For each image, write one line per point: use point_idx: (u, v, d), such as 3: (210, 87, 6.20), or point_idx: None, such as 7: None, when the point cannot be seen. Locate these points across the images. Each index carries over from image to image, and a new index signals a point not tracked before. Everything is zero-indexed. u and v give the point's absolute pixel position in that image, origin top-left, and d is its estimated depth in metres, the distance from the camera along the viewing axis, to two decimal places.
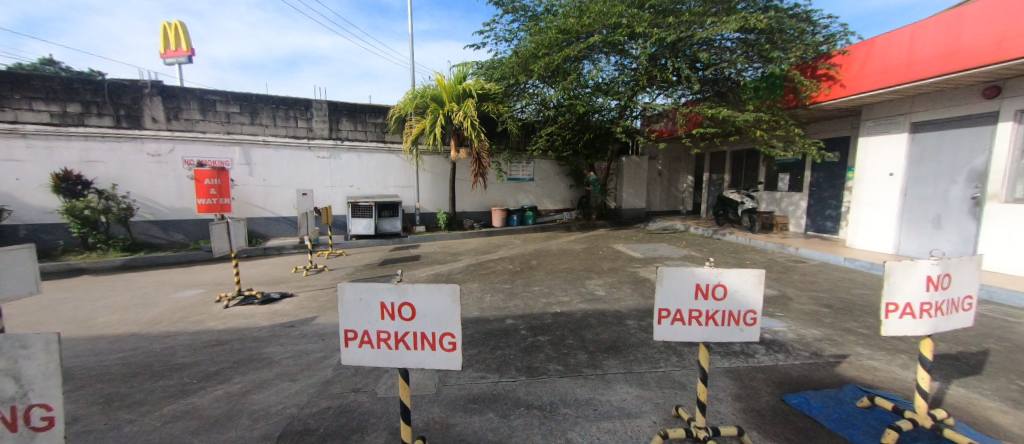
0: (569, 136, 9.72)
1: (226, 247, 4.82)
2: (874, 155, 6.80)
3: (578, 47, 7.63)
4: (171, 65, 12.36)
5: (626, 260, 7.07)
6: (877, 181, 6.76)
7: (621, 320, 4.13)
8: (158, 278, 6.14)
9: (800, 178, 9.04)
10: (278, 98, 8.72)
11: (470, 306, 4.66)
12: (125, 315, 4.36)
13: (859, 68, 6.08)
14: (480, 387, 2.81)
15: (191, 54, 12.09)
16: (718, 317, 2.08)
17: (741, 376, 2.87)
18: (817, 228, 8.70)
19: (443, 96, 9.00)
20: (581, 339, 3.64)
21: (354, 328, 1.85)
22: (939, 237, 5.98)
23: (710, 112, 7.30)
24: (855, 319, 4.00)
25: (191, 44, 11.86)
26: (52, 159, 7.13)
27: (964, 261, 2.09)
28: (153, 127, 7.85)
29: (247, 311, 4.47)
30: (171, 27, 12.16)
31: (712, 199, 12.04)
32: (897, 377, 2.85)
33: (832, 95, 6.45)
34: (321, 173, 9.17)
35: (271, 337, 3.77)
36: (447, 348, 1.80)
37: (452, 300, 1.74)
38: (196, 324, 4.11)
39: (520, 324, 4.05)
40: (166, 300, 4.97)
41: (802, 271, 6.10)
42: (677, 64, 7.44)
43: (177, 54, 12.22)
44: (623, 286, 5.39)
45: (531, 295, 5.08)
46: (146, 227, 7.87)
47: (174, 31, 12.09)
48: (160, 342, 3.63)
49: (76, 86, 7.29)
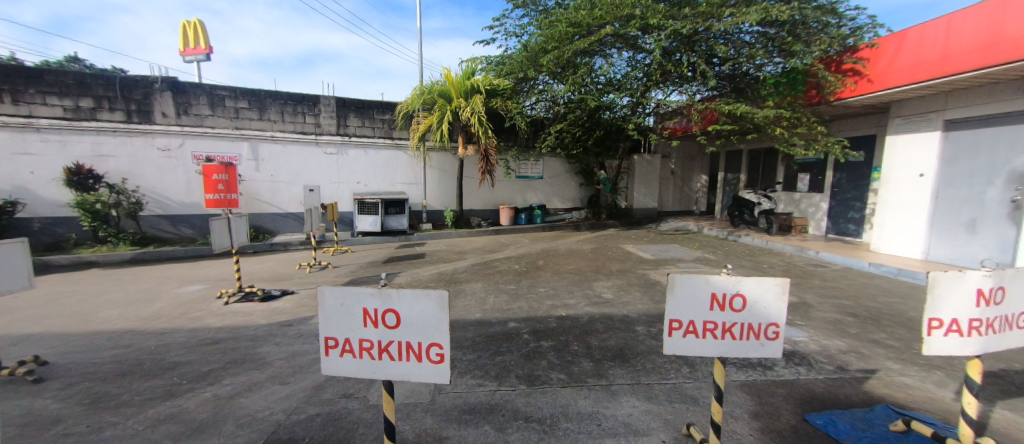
0: (579, 134, 9.51)
1: (228, 243, 4.74)
2: (903, 154, 6.44)
3: (588, 41, 7.40)
4: (189, 63, 12.53)
5: (636, 262, 6.84)
6: (905, 182, 6.38)
7: (629, 325, 3.92)
8: (164, 273, 6.14)
9: (821, 178, 8.66)
10: (287, 93, 8.71)
11: (472, 307, 4.52)
12: (126, 310, 4.33)
13: (888, 62, 5.75)
14: (478, 396, 2.66)
15: (209, 53, 12.22)
16: (736, 331, 1.88)
17: (759, 392, 2.65)
18: (839, 230, 8.32)
19: (451, 91, 8.90)
20: (587, 345, 3.46)
21: (334, 335, 1.71)
22: (974, 242, 5.61)
23: (726, 108, 6.99)
24: (883, 330, 3.73)
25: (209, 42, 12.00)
26: (65, 153, 7.22)
27: (1021, 272, 1.84)
28: (163, 122, 7.89)
29: (247, 309, 4.41)
30: (189, 26, 12.30)
31: (727, 199, 11.68)
32: (935, 397, 2.60)
33: (858, 91, 6.09)
34: (328, 170, 9.14)
35: (268, 336, 3.68)
36: (434, 360, 1.64)
37: (440, 307, 1.58)
38: (194, 321, 4.05)
39: (523, 328, 3.89)
40: (168, 295, 4.94)
41: (823, 276, 5.78)
42: (692, 58, 7.14)
43: (195, 52, 12.36)
44: (632, 289, 5.18)
45: (536, 296, 4.91)
46: (156, 221, 7.90)
47: (194, 30, 12.23)
48: (156, 339, 3.57)
49: (88, 81, 7.36)
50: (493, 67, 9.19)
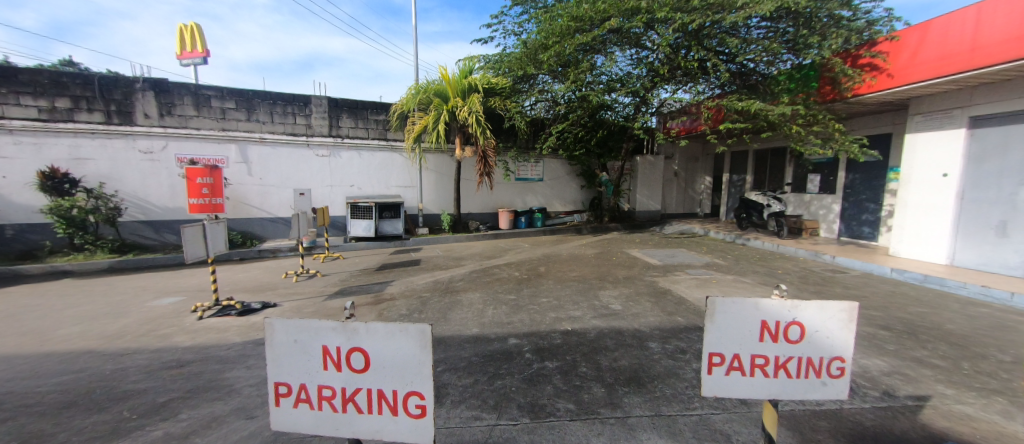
0: (581, 134, 9.18)
1: (203, 251, 4.34)
2: (924, 154, 6.10)
3: (591, 36, 7.06)
4: (186, 66, 12.14)
5: (643, 268, 6.47)
6: (926, 182, 6.05)
7: (642, 341, 3.54)
8: (141, 283, 5.73)
9: (833, 179, 8.34)
10: (276, 93, 8.36)
11: (469, 321, 4.14)
12: (88, 327, 3.94)
13: (909, 56, 5.41)
14: (474, 432, 2.28)
15: (207, 56, 11.90)
16: (792, 367, 1.52)
17: (800, 426, 2.27)
18: (853, 233, 7.98)
19: (448, 91, 8.56)
20: (596, 366, 3.09)
21: (287, 381, 1.34)
22: (1005, 247, 5.26)
23: (739, 105, 6.60)
24: (924, 346, 3.36)
25: (205, 44, 11.71)
26: (40, 156, 6.85)
27: None
28: (145, 123, 7.52)
29: (222, 324, 4.03)
30: (186, 29, 11.95)
31: (733, 201, 11.36)
32: (1006, 432, 2.22)
33: (877, 86, 5.75)
34: (320, 172, 8.77)
35: (240, 357, 3.30)
36: (413, 414, 1.29)
37: (421, 346, 1.23)
38: (161, 339, 3.66)
39: (524, 345, 3.51)
40: (139, 308, 4.55)
41: (844, 283, 5.42)
42: (701, 53, 6.79)
43: (192, 55, 12.01)
44: (641, 299, 4.81)
45: (539, 308, 4.54)
46: (137, 228, 7.52)
47: (191, 32, 11.90)
48: (114, 361, 3.19)
49: (65, 80, 7.00)
50: (490, 66, 8.84)
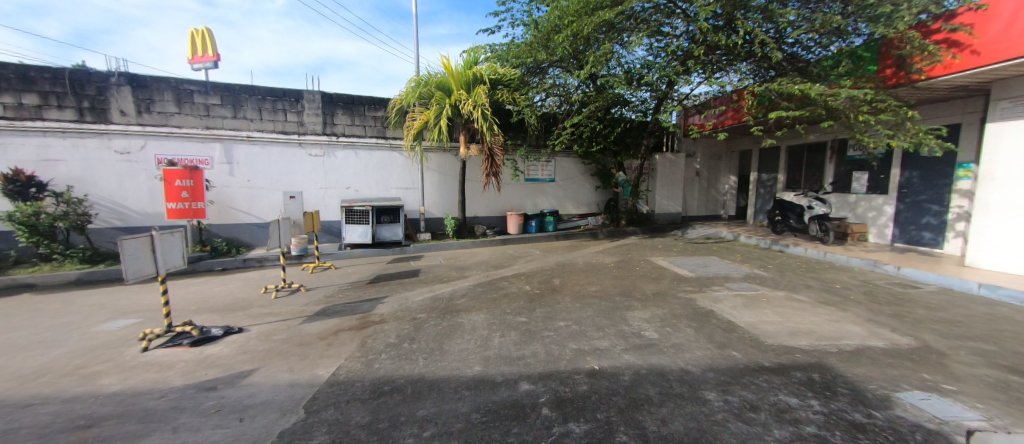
0: (599, 128, 8.33)
1: (153, 269, 3.62)
2: (1011, 146, 5.11)
3: (613, 12, 6.28)
4: (196, 71, 11.52)
5: (674, 281, 5.60)
6: (1015, 181, 5.07)
7: (695, 391, 2.69)
8: (102, 300, 5.04)
9: (884, 177, 7.35)
10: (265, 88, 7.68)
11: (470, 355, 3.34)
12: (7, 362, 3.24)
13: (1003, 27, 4.41)
14: None
15: (216, 60, 11.35)
16: None
17: None
18: (910, 239, 6.99)
19: (450, 83, 7.77)
20: (639, 432, 2.25)
21: None
22: None
23: (793, 89, 5.63)
24: None
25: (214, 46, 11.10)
26: (4, 157, 6.28)
27: None
28: (121, 120, 6.89)
29: (169, 359, 3.29)
30: (197, 35, 11.46)
31: (762, 203, 10.40)
32: None
33: (960, 65, 4.75)
34: (313, 174, 8.08)
35: (170, 411, 2.52)
36: None
37: None
38: (86, 380, 2.92)
39: (541, 394, 2.69)
40: (83, 334, 3.85)
41: (924, 302, 4.48)
42: (745, 30, 5.85)
43: (203, 60, 11.34)
44: (679, 323, 3.97)
45: (555, 336, 3.71)
46: (113, 235, 6.93)
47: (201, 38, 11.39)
48: (7, 418, 2.44)
49: (33, 74, 6.43)
50: (498, 56, 8.06)
